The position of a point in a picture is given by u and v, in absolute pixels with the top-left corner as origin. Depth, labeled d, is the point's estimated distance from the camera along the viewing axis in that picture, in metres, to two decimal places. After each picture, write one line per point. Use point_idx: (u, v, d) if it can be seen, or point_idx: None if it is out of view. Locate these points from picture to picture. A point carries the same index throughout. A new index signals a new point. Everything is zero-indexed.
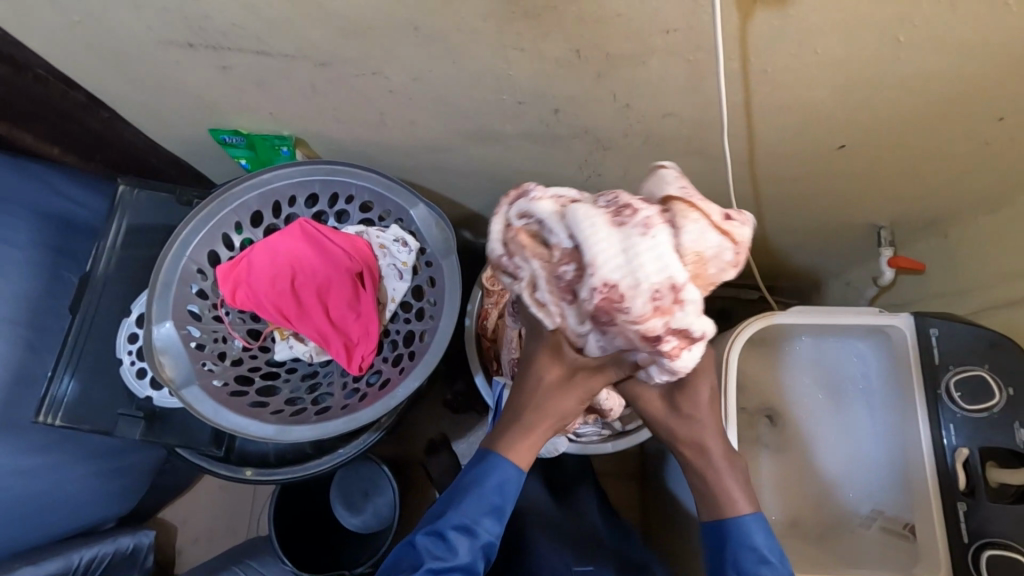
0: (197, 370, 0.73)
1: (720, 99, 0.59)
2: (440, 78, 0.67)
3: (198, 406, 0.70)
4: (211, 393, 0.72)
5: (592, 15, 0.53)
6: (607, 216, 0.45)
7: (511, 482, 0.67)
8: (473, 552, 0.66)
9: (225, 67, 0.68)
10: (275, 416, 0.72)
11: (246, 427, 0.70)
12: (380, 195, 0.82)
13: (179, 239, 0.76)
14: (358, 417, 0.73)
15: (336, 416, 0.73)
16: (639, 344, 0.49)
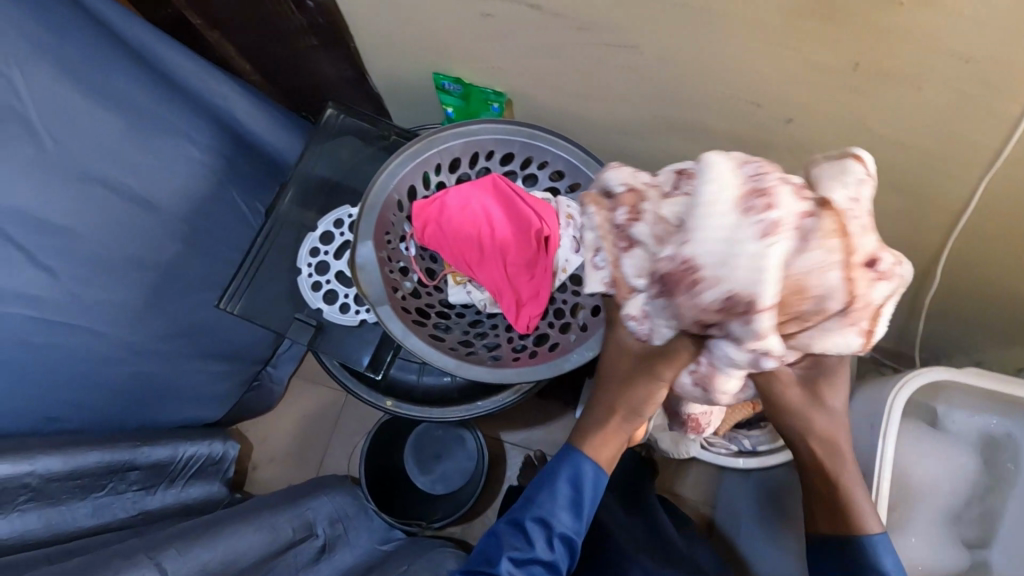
0: (389, 293, 0.77)
1: (1002, 154, 0.65)
2: (692, 64, 0.67)
3: (389, 325, 0.75)
4: (400, 317, 0.76)
5: (899, 26, 0.53)
6: (741, 196, 0.47)
7: (589, 479, 0.71)
8: (552, 552, 0.69)
9: (488, 14, 0.70)
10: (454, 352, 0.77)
11: (429, 355, 0.75)
12: (575, 167, 0.83)
13: (389, 167, 0.79)
14: (529, 372, 0.76)
15: (507, 365, 0.77)
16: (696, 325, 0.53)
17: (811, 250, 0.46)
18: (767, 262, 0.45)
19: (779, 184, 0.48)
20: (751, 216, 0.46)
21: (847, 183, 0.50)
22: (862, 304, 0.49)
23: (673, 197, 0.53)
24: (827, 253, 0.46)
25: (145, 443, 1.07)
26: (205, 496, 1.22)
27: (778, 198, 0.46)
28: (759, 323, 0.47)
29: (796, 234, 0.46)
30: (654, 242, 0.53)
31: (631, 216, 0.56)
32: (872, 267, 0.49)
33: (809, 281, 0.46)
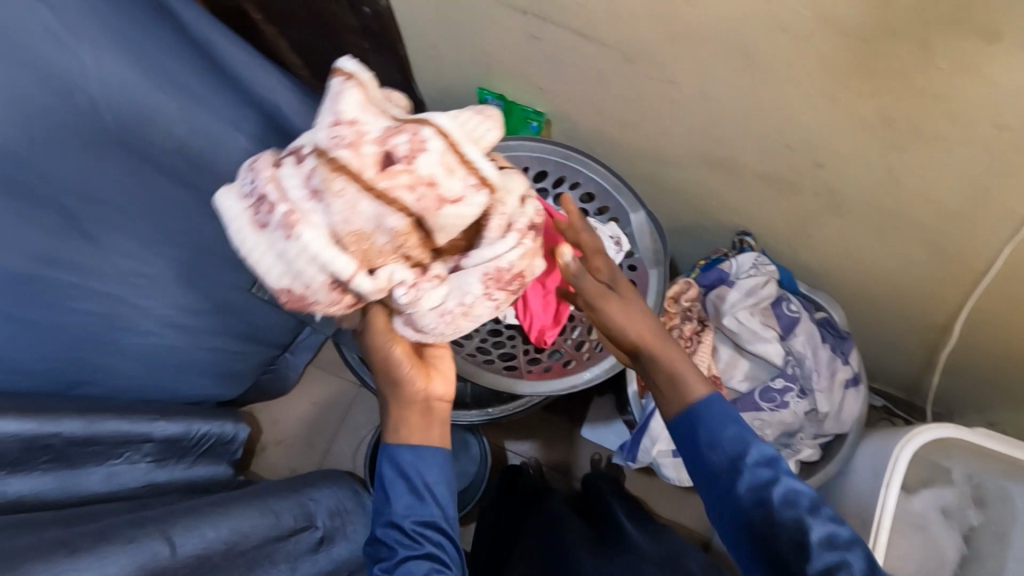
0: None
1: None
2: (729, 103, 0.69)
3: None
4: None
5: (936, 87, 0.55)
6: (254, 216, 0.52)
7: (410, 461, 0.64)
8: (427, 536, 0.63)
9: (537, 38, 0.73)
10: (475, 360, 0.79)
11: None
12: (606, 191, 0.86)
13: None
14: (545, 385, 0.79)
15: (524, 378, 0.79)
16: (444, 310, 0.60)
17: (337, 205, 0.50)
18: (312, 251, 0.51)
19: (360, 83, 0.56)
20: (343, 143, 0.52)
21: (347, 93, 0.55)
22: (502, 224, 0.58)
23: (321, 173, 0.51)
24: (409, 195, 0.51)
25: (164, 417, 1.11)
26: (210, 476, 1.25)
27: (358, 147, 0.51)
28: (405, 293, 0.57)
29: (437, 197, 0.52)
30: (333, 226, 0.51)
31: (291, 212, 0.50)
32: (449, 202, 0.53)
33: (386, 220, 0.52)
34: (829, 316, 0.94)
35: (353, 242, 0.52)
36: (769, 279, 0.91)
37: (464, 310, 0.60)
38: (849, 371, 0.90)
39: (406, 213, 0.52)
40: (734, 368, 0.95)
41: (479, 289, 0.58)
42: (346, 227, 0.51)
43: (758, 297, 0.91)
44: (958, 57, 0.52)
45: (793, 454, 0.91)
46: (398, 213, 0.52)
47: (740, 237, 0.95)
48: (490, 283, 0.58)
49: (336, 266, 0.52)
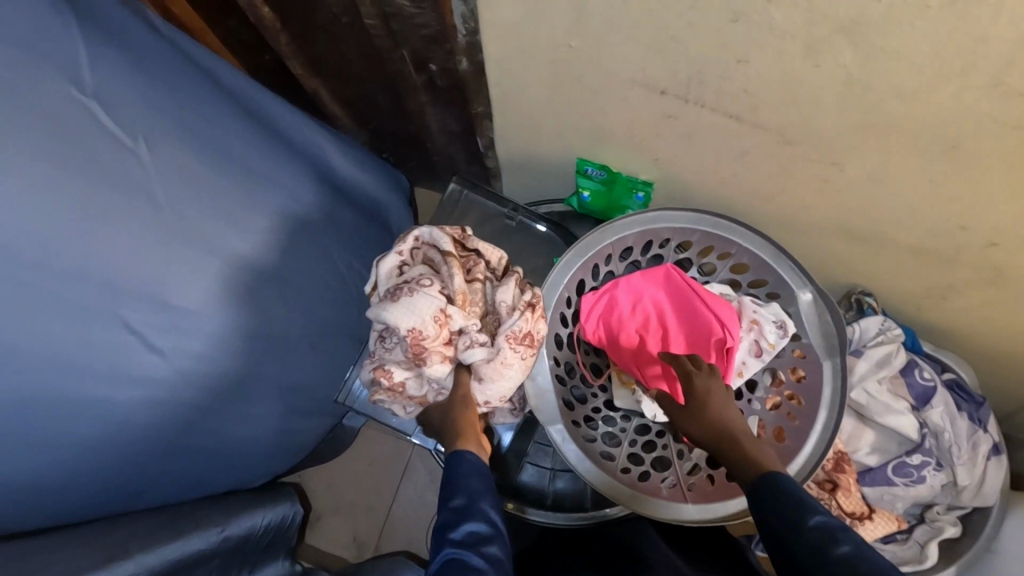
0: (558, 405, 0.72)
1: None
2: (900, 183, 0.61)
3: (563, 447, 0.69)
4: (573, 436, 0.71)
5: None
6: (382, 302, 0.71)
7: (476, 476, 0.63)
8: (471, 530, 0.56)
9: (670, 117, 0.64)
10: (628, 479, 0.70)
11: (604, 484, 0.69)
12: (764, 263, 0.76)
13: (559, 264, 0.76)
14: (711, 510, 0.68)
15: (686, 501, 0.69)
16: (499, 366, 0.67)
17: (438, 279, 0.69)
18: (412, 308, 0.65)
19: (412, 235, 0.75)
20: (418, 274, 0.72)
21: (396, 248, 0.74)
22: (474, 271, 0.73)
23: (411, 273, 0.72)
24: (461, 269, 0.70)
25: (228, 521, 1.01)
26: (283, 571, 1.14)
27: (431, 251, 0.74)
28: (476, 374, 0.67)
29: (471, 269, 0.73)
30: (438, 308, 0.67)
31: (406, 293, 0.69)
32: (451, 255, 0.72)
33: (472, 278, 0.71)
34: (958, 378, 0.87)
35: (439, 309, 0.67)
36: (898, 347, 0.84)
37: (499, 361, 0.67)
38: (990, 440, 0.84)
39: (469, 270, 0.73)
40: (864, 442, 0.87)
41: (505, 344, 0.67)
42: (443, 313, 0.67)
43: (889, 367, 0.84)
44: None
45: (935, 534, 0.84)
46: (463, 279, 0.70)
47: (859, 296, 0.87)
48: (517, 338, 0.67)
49: (422, 307, 0.66)
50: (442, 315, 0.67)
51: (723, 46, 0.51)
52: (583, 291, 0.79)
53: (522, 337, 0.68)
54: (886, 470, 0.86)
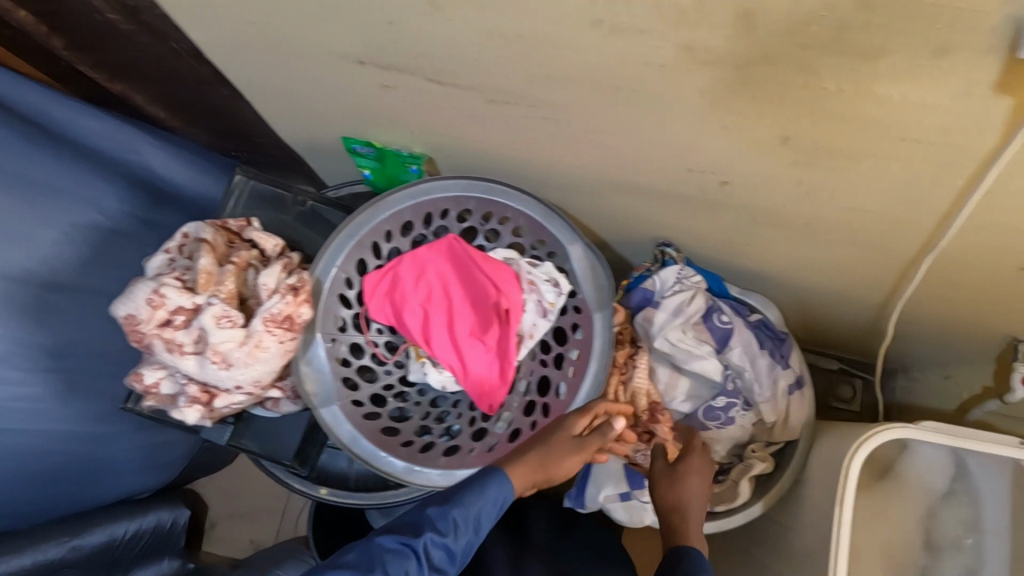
0: (335, 387, 0.72)
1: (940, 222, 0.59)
2: (616, 134, 0.61)
3: (336, 428, 0.69)
4: (349, 416, 0.70)
5: (832, 113, 0.48)
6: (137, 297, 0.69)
7: (492, 490, 0.59)
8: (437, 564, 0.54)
9: (387, 86, 0.63)
10: (405, 450, 0.71)
11: (377, 458, 0.69)
12: (538, 224, 0.76)
13: (332, 247, 0.74)
14: (485, 472, 0.70)
15: (462, 463, 0.71)
16: (250, 349, 0.64)
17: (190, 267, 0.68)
18: (147, 290, 0.64)
19: (186, 233, 0.75)
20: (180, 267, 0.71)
21: (170, 248, 0.75)
22: (243, 262, 0.72)
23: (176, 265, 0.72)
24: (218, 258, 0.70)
25: (74, 537, 0.99)
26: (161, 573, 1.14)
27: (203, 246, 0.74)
28: (221, 356, 0.63)
29: (240, 260, 0.72)
30: (178, 291, 0.64)
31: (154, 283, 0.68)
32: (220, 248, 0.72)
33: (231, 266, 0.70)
34: (764, 318, 0.88)
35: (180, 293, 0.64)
36: (694, 293, 0.85)
37: (251, 346, 0.64)
38: (791, 375, 0.85)
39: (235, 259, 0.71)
40: (677, 390, 0.89)
41: (256, 324, 0.64)
42: (184, 296, 0.64)
43: (687, 314, 0.85)
44: (852, 76, 0.43)
45: (747, 470, 0.86)
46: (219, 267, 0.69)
47: (660, 248, 0.87)
48: (271, 319, 0.64)
49: (160, 291, 0.64)
50: (181, 297, 0.64)
51: (370, 6, 0.50)
52: (365, 272, 0.77)
53: (275, 314, 0.65)
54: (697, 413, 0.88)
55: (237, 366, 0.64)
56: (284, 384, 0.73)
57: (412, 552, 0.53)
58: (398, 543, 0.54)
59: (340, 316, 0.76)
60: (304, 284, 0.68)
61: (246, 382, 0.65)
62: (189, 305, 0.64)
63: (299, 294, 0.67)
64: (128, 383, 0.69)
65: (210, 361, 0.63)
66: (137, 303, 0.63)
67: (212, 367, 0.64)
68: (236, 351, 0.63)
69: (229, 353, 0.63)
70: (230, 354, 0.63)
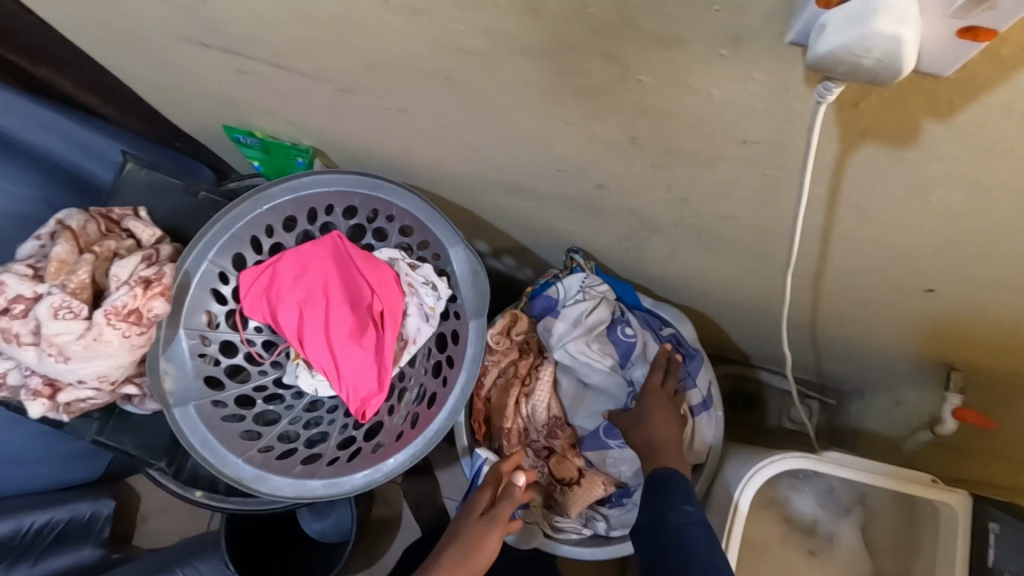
0: (195, 387, 0.68)
1: (816, 233, 0.55)
2: (472, 128, 0.57)
3: (187, 430, 0.66)
4: (204, 418, 0.67)
5: (654, 111, 0.44)
6: None
7: None
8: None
9: (241, 71, 0.61)
10: (261, 455, 0.67)
11: (227, 463, 0.66)
12: (421, 223, 0.72)
13: (203, 240, 0.71)
14: (338, 483, 0.67)
15: (320, 472, 0.67)
16: (89, 342, 0.61)
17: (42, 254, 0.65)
18: None
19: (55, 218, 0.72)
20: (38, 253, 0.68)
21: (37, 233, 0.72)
22: (105, 251, 0.69)
23: (36, 252, 0.69)
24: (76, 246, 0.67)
25: None
26: (74, 563, 1.15)
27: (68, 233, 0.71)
28: (57, 348, 0.60)
29: (102, 248, 0.69)
30: (20, 279, 0.62)
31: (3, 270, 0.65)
32: (83, 235, 0.70)
33: (88, 254, 0.67)
34: (677, 333, 0.81)
35: (22, 281, 0.62)
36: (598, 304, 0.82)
37: (91, 338, 0.61)
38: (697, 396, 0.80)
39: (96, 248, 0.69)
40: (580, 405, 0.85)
41: (97, 316, 0.61)
42: (25, 284, 0.62)
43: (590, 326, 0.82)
44: (655, 69, 0.39)
45: None
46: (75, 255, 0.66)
47: (569, 255, 0.82)
48: (114, 312, 0.62)
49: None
50: (22, 285, 0.62)
51: None
52: (243, 268, 0.74)
53: (119, 307, 0.62)
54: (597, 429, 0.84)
55: (76, 360, 0.61)
56: (142, 381, 0.69)
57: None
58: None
59: (210, 311, 0.72)
60: (159, 276, 0.65)
61: (89, 376, 0.62)
62: (30, 294, 0.62)
63: (151, 287, 0.64)
64: None
65: (45, 354, 0.60)
66: None
67: (49, 360, 0.61)
68: (74, 344, 0.60)
69: (66, 345, 0.60)
70: (67, 346, 0.60)
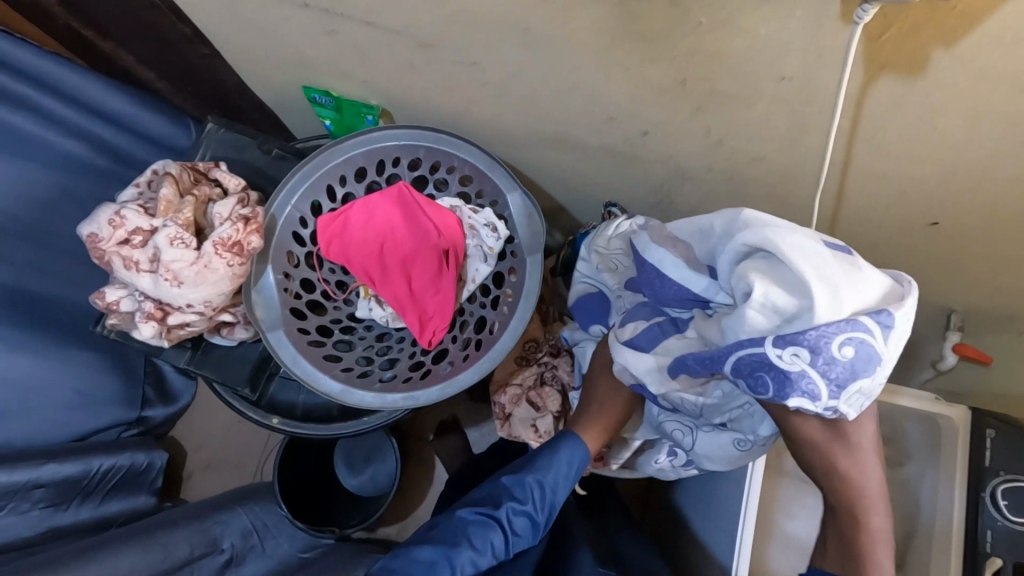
0: (283, 315, 0.77)
1: (838, 168, 0.62)
2: (537, 79, 0.65)
3: (279, 350, 0.75)
4: (293, 341, 0.76)
5: (708, 50, 0.52)
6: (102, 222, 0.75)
7: (559, 467, 0.67)
8: (520, 530, 0.64)
9: (331, 31, 0.69)
10: (344, 374, 0.76)
11: (316, 379, 0.75)
12: (481, 173, 0.80)
13: (287, 187, 0.79)
14: (413, 396, 0.76)
15: (395, 388, 0.76)
16: (199, 269, 0.69)
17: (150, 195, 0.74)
18: (107, 212, 0.70)
19: (152, 167, 0.81)
20: (141, 195, 0.77)
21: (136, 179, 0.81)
22: (201, 194, 0.78)
23: (136, 194, 0.78)
24: (176, 188, 0.76)
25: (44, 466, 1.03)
26: (129, 509, 1.21)
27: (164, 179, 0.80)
28: (171, 274, 0.69)
29: (199, 192, 0.78)
30: (136, 214, 0.71)
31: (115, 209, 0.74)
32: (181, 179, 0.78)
33: (188, 197, 0.75)
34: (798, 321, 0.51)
35: (137, 216, 0.71)
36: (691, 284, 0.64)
37: (201, 265, 0.69)
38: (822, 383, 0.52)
39: (193, 191, 0.77)
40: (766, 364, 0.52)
41: (206, 247, 0.70)
42: (140, 219, 0.71)
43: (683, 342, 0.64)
44: (715, 10, 0.47)
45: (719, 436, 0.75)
46: (176, 197, 0.75)
47: (606, 210, 0.88)
48: (220, 243, 0.70)
49: (118, 214, 0.70)
50: (138, 220, 0.70)
51: None
52: (319, 214, 0.82)
53: (224, 240, 0.70)
54: (816, 336, 0.49)
55: (187, 285, 0.70)
56: (236, 310, 0.79)
57: (489, 525, 0.62)
58: (477, 514, 0.63)
59: (292, 252, 0.81)
60: (255, 215, 0.73)
61: (197, 300, 0.71)
62: (145, 227, 0.70)
63: (249, 223, 0.72)
64: (91, 302, 0.74)
65: (162, 279, 0.69)
66: (98, 223, 0.70)
67: (164, 286, 0.70)
68: (187, 271, 0.69)
69: (179, 271, 0.69)
70: (180, 273, 0.69)
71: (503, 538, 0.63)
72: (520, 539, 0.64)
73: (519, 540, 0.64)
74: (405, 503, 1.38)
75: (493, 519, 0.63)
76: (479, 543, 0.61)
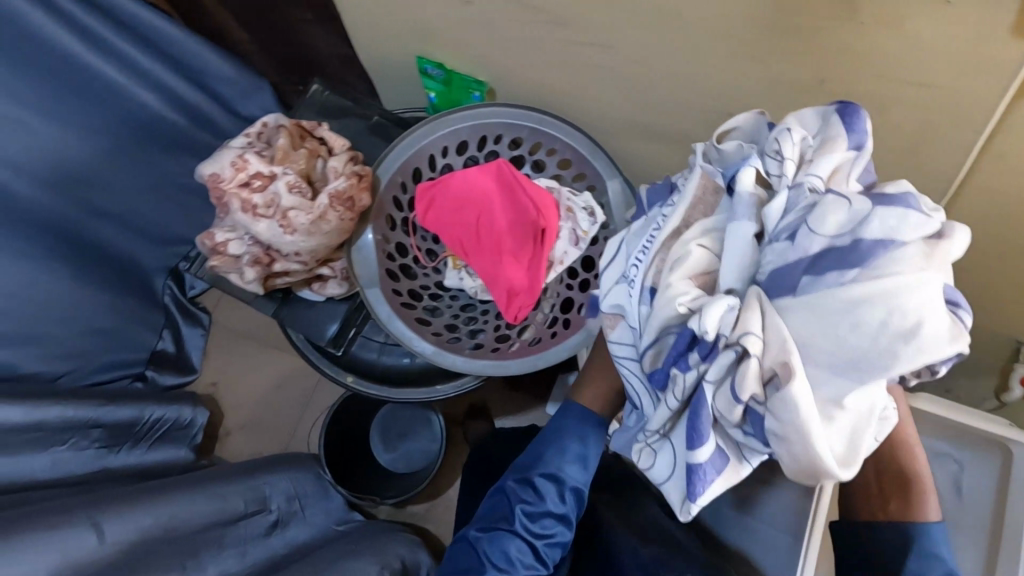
0: (381, 274, 0.79)
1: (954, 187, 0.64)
2: (662, 67, 0.68)
3: (376, 307, 0.77)
4: (389, 299, 0.78)
5: (852, 47, 0.55)
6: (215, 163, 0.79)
7: (578, 435, 0.64)
8: (549, 528, 0.62)
9: (469, 2, 0.72)
10: (434, 337, 0.78)
11: (410, 339, 0.77)
12: (583, 157, 0.82)
13: (395, 151, 0.81)
14: (501, 365, 0.77)
15: (483, 356, 0.78)
16: (312, 219, 0.72)
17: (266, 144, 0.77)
18: (228, 155, 0.74)
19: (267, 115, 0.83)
20: (254, 140, 0.80)
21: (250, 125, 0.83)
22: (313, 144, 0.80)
23: (247, 139, 0.80)
24: (291, 137, 0.78)
25: (101, 406, 1.05)
26: (170, 460, 1.17)
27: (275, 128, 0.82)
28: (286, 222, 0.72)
29: (312, 143, 0.80)
30: (254, 158, 0.74)
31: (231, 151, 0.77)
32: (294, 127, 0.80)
33: (302, 148, 0.78)
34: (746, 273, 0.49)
35: (254, 160, 0.73)
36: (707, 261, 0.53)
37: (316, 215, 0.72)
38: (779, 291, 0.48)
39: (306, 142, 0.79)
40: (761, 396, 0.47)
41: (322, 198, 0.72)
42: (258, 165, 0.73)
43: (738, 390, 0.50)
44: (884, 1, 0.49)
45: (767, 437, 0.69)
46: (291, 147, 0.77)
47: None
48: (334, 196, 0.72)
49: (238, 157, 0.73)
50: (256, 166, 0.73)
51: None
52: (419, 182, 0.84)
53: (339, 194, 0.72)
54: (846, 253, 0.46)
55: (299, 233, 0.72)
56: (333, 266, 0.83)
57: (521, 529, 0.62)
58: (489, 531, 0.63)
59: (391, 215, 0.83)
60: (367, 171, 0.75)
61: (305, 248, 0.74)
62: (262, 173, 0.73)
63: (361, 180, 0.74)
64: (200, 242, 0.78)
65: (275, 225, 0.72)
66: (220, 165, 0.73)
67: (277, 232, 0.73)
68: (301, 219, 0.72)
69: (294, 220, 0.72)
70: (294, 222, 0.72)
71: (529, 549, 0.62)
72: (551, 548, 0.63)
73: (552, 540, 0.62)
74: (436, 484, 1.38)
75: (508, 532, 0.62)
76: (503, 561, 0.61)
